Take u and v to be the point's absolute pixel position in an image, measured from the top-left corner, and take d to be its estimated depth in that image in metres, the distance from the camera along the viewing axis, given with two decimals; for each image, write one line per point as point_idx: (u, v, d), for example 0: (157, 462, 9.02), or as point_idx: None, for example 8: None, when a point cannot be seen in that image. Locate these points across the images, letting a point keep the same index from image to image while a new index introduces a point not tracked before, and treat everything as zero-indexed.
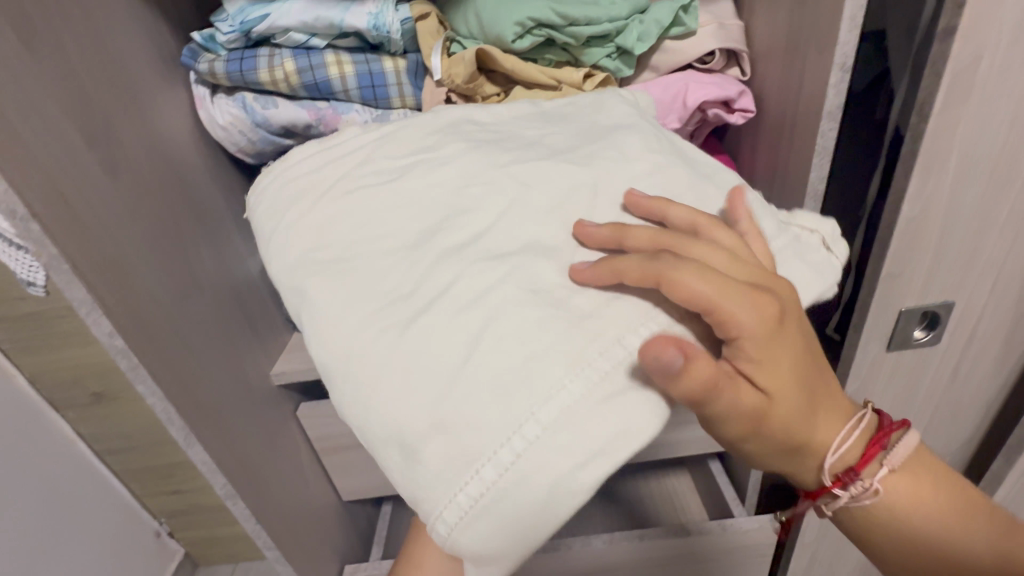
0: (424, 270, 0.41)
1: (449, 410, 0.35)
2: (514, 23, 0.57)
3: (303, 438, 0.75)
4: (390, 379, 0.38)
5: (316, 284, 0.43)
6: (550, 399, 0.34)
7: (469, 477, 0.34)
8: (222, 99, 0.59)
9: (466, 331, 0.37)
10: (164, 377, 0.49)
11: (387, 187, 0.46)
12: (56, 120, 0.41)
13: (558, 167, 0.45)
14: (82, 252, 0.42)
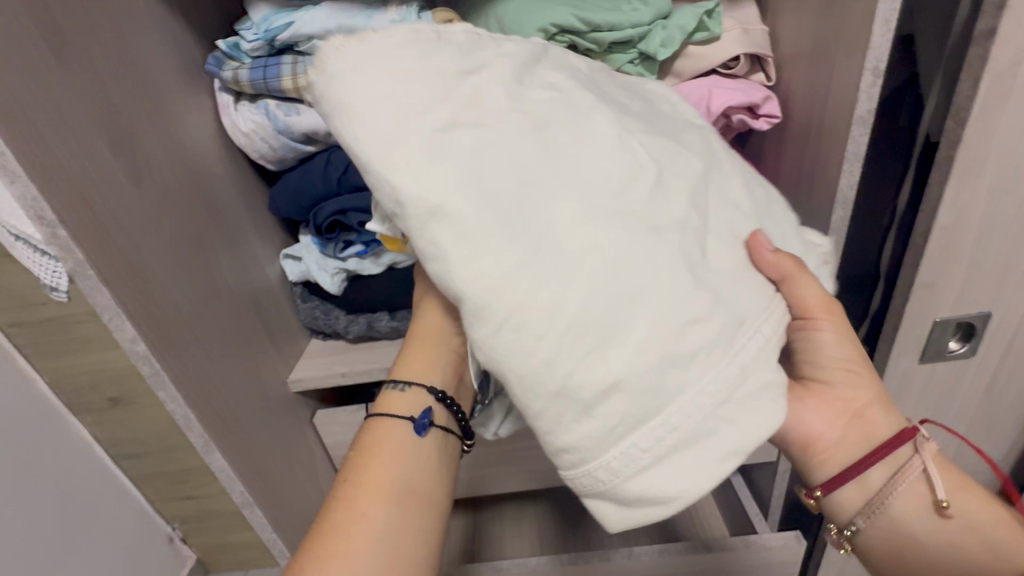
0: (593, 242, 0.35)
1: (623, 372, 0.34)
2: (536, 29, 0.56)
3: (319, 444, 0.74)
4: (533, 298, 0.34)
5: (446, 228, 0.35)
6: (697, 326, 0.35)
7: (647, 450, 0.35)
8: (245, 106, 0.59)
9: (652, 309, 0.34)
10: (184, 383, 0.49)
11: (524, 138, 0.36)
12: (84, 127, 0.41)
13: (676, 152, 0.40)
14: (107, 257, 0.42)
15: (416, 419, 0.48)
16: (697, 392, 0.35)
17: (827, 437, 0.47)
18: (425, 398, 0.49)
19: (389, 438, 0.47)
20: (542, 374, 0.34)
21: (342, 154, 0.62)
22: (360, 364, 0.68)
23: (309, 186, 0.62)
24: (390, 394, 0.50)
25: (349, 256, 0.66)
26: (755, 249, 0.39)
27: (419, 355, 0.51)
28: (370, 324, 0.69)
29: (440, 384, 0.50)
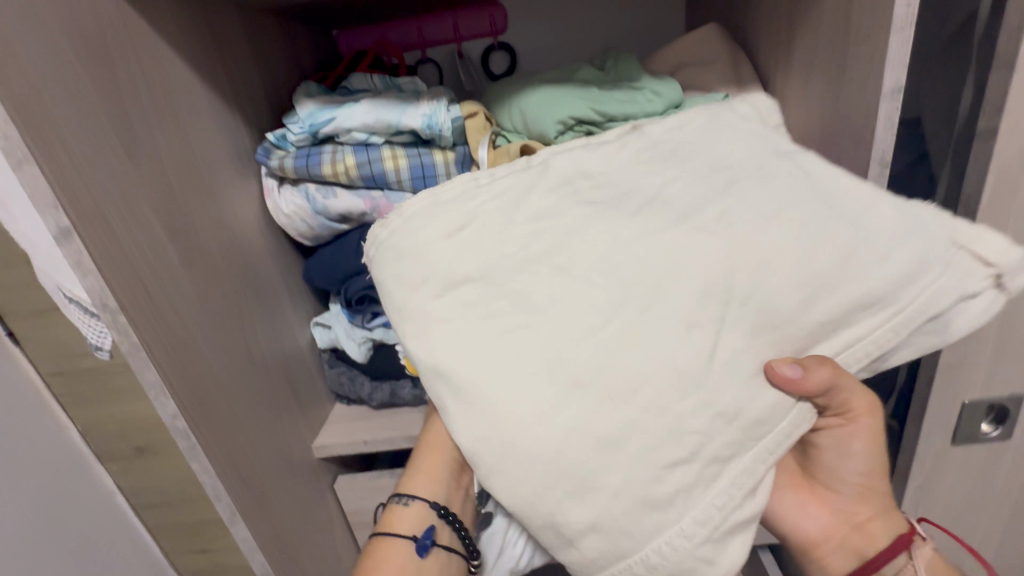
0: (584, 376, 0.39)
1: (608, 489, 0.38)
2: (555, 120, 0.61)
3: (338, 510, 0.74)
4: (526, 422, 0.39)
5: (457, 365, 0.42)
6: (676, 469, 0.39)
7: (631, 556, 0.39)
8: (288, 190, 0.65)
9: (638, 434, 0.38)
10: (217, 456, 0.51)
11: (521, 286, 0.43)
12: (148, 220, 0.46)
13: (696, 244, 0.41)
14: (158, 339, 0.45)
15: (418, 539, 0.52)
16: (672, 534, 0.39)
17: (821, 539, 0.49)
18: (426, 513, 0.54)
19: (393, 558, 0.52)
20: (533, 505, 0.40)
21: None
22: (383, 431, 0.69)
23: (344, 260, 0.67)
24: (396, 509, 0.55)
25: (377, 326, 0.69)
26: (784, 385, 0.40)
27: (423, 472, 0.56)
28: (393, 390, 0.72)
29: (443, 499, 0.55)
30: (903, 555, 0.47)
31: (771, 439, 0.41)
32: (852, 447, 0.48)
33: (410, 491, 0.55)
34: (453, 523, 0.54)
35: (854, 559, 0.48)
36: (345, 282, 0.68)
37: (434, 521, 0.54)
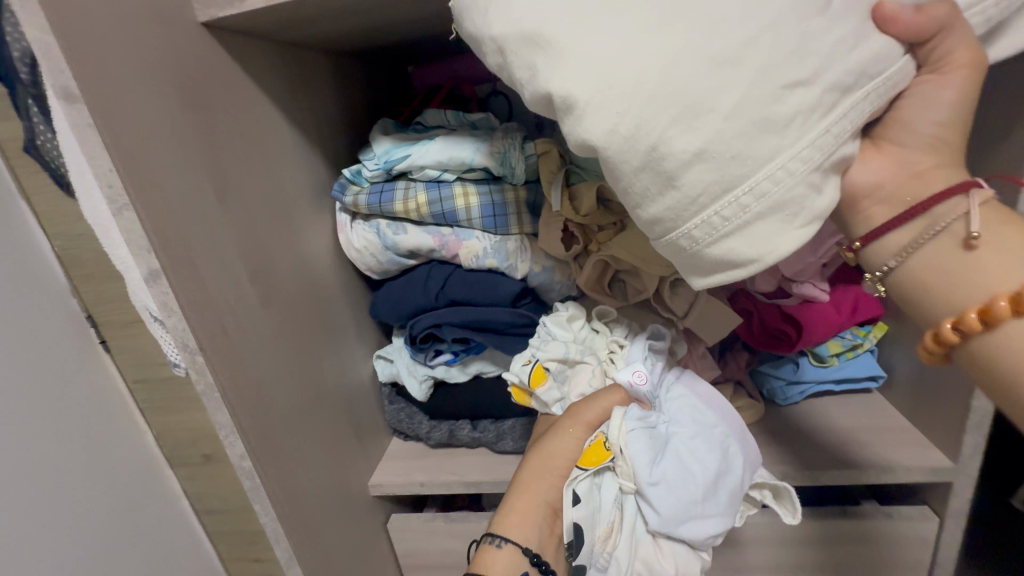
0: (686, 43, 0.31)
1: (699, 117, 0.31)
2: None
3: (389, 550, 0.72)
4: (611, 47, 0.32)
5: (528, 8, 0.34)
6: (796, 90, 0.30)
7: (725, 199, 0.32)
8: (360, 225, 0.65)
9: (749, 53, 0.31)
10: (279, 497, 0.50)
11: (617, 10, 0.32)
12: (233, 261, 0.46)
13: None
14: (232, 380, 0.45)
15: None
16: (789, 157, 0.31)
17: (879, 198, 0.36)
18: (518, 560, 0.50)
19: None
20: (632, 138, 0.33)
21: (443, 268, 0.66)
22: (441, 474, 0.67)
23: (410, 298, 0.66)
24: (489, 551, 0.51)
25: (438, 364, 0.67)
26: (882, 27, 0.32)
27: (520, 509, 0.52)
28: (452, 432, 0.69)
29: (535, 545, 0.51)
30: (960, 206, 0.35)
31: (877, 85, 0.32)
32: (934, 106, 0.34)
33: (504, 534, 0.52)
34: (546, 569, 0.51)
35: (923, 229, 0.36)
36: (411, 319, 0.67)
37: (526, 568, 0.50)
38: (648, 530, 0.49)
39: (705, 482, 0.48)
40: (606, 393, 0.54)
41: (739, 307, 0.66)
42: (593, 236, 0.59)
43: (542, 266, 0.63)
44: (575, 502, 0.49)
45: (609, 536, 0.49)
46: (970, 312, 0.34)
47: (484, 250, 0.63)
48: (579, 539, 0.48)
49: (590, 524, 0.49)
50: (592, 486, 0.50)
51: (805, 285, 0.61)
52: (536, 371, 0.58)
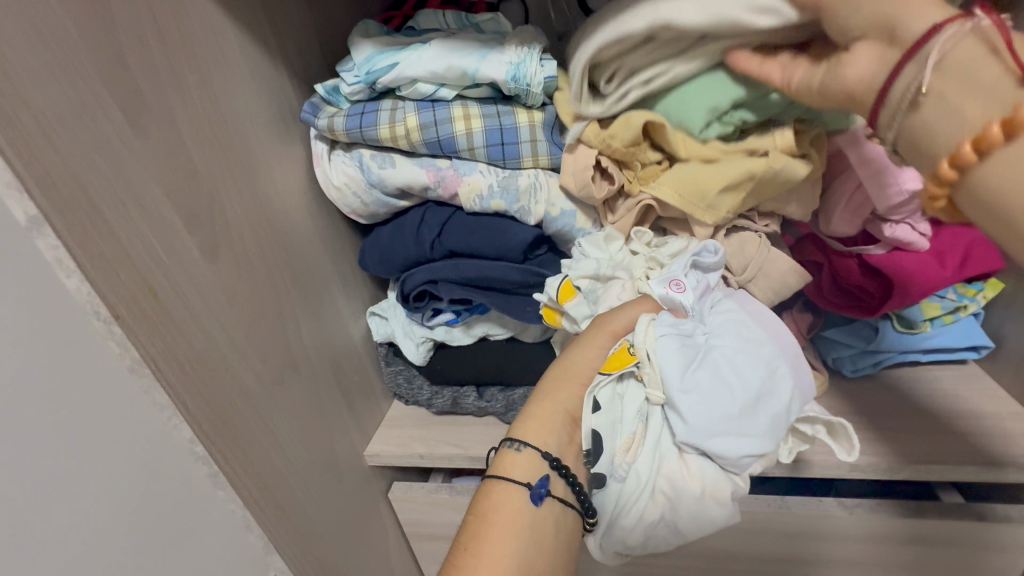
0: None
1: None
2: (704, 111, 0.44)
3: (392, 519, 0.67)
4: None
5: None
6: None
7: None
8: (339, 157, 0.53)
9: None
10: (246, 479, 0.43)
11: None
12: (159, 205, 0.36)
13: None
14: (171, 353, 0.37)
15: (533, 487, 0.39)
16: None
17: (866, 87, 0.33)
18: (540, 464, 0.40)
19: (508, 507, 0.39)
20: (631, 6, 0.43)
21: (440, 211, 0.54)
22: (443, 446, 0.59)
23: (401, 248, 0.55)
24: (506, 452, 0.41)
25: (437, 325, 0.58)
26: None
27: (543, 408, 0.42)
28: (456, 399, 0.61)
29: (556, 450, 0.41)
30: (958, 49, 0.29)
31: None
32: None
33: (523, 434, 0.42)
34: (570, 476, 0.40)
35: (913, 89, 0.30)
36: (404, 273, 0.56)
37: (548, 472, 0.40)
38: (676, 445, 0.39)
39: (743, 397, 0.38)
40: (637, 302, 0.45)
41: (804, 258, 0.55)
42: (632, 172, 0.49)
43: (561, 209, 0.51)
44: (594, 409, 0.40)
45: (630, 447, 0.39)
46: (964, 145, 0.28)
47: (489, 188, 0.51)
48: (598, 447, 0.39)
49: (610, 433, 0.40)
50: (615, 393, 0.41)
51: (900, 226, 0.48)
52: (562, 288, 0.49)
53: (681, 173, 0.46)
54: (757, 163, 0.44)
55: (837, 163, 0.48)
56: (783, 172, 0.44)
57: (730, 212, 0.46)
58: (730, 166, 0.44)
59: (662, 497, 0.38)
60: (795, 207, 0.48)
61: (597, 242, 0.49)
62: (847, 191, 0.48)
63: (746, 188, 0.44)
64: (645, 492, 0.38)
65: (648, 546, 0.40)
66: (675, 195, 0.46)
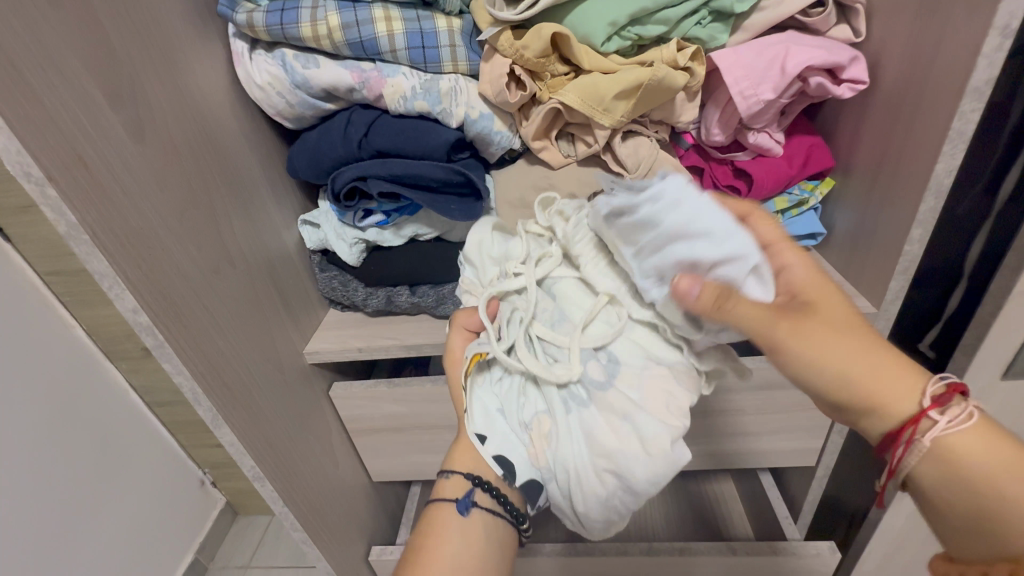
0: None
1: None
2: (606, 24, 0.51)
3: (334, 418, 0.72)
4: None
5: None
6: None
7: None
8: (261, 56, 0.54)
9: None
10: (190, 355, 0.47)
11: None
12: (78, 74, 0.37)
13: None
14: (105, 222, 0.39)
15: (459, 500, 0.50)
16: None
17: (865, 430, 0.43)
18: (465, 484, 0.51)
19: (442, 520, 0.50)
20: None
21: (365, 113, 0.57)
22: (378, 339, 0.64)
23: (329, 149, 0.57)
24: (442, 480, 0.52)
25: (369, 226, 0.62)
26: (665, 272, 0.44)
27: (461, 447, 0.51)
28: (390, 297, 0.66)
29: (479, 471, 0.51)
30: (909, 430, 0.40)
31: None
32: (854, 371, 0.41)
33: (451, 464, 0.52)
34: (492, 492, 0.50)
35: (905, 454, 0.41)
36: (333, 175, 0.59)
37: (473, 488, 0.50)
38: (573, 439, 0.44)
39: (554, 376, 0.44)
40: (454, 323, 0.54)
41: (689, 166, 0.63)
42: (543, 81, 0.54)
43: (480, 112, 0.56)
44: (482, 440, 0.47)
45: (537, 454, 0.46)
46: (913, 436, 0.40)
47: (412, 90, 0.54)
48: (508, 466, 0.47)
49: (509, 452, 0.47)
50: (488, 414, 0.48)
51: (760, 134, 0.58)
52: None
53: (583, 79, 0.51)
54: (645, 71, 0.50)
55: (714, 79, 0.57)
56: (666, 79, 0.50)
57: (624, 116, 0.53)
58: (623, 73, 0.50)
59: (607, 473, 0.43)
60: (680, 114, 0.56)
61: (473, 255, 0.55)
62: (720, 102, 0.57)
63: (636, 95, 0.51)
64: (591, 474, 0.43)
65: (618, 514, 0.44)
66: (578, 100, 0.52)
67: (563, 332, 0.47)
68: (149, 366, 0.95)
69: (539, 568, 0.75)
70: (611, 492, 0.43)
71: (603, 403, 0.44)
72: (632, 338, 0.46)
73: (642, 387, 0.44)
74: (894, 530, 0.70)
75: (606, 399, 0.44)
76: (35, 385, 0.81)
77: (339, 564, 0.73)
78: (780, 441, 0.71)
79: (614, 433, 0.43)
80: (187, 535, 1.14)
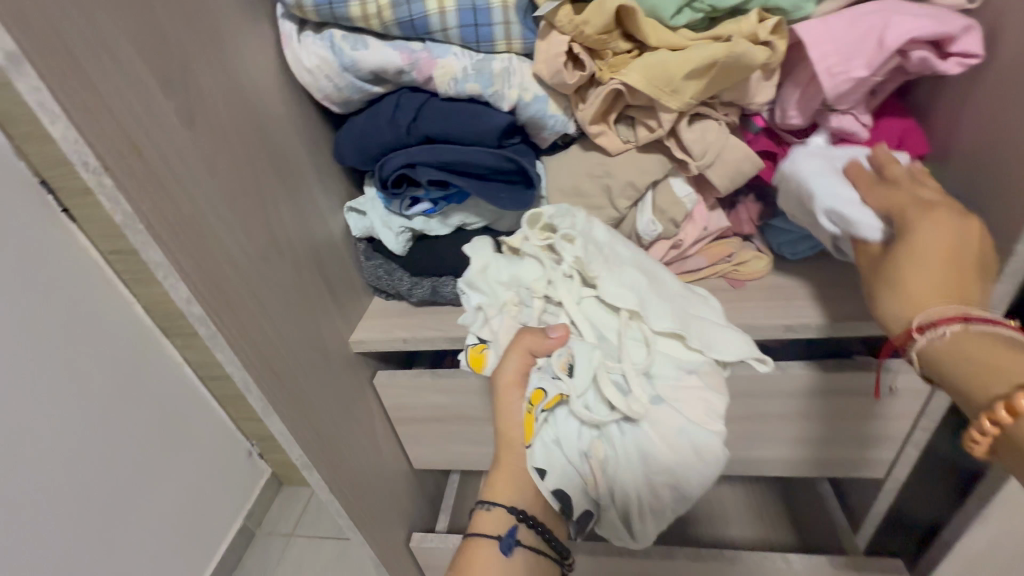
0: None
1: None
2: None
3: (377, 406, 0.72)
4: None
5: None
6: None
7: None
8: (309, 38, 0.52)
9: None
10: (241, 346, 0.47)
11: None
12: (130, 60, 0.36)
13: None
14: (159, 213, 0.38)
15: (503, 539, 0.51)
16: None
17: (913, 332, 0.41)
18: (508, 518, 0.52)
19: (483, 555, 0.51)
20: None
21: (414, 97, 0.55)
22: (423, 330, 0.63)
23: (377, 135, 0.56)
24: (481, 512, 0.52)
25: (415, 215, 0.60)
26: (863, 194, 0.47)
27: (502, 475, 0.52)
28: (435, 287, 0.64)
29: (522, 504, 0.52)
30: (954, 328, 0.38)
31: None
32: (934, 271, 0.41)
33: (493, 497, 0.52)
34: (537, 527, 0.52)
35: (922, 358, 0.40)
36: (379, 161, 0.57)
37: (516, 524, 0.52)
38: (630, 462, 0.47)
39: (627, 413, 0.45)
40: (517, 345, 0.49)
41: (761, 150, 0.58)
42: (604, 60, 0.50)
43: (534, 94, 0.52)
44: (541, 474, 0.49)
45: (596, 481, 0.48)
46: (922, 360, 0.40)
47: (463, 72, 0.52)
48: (564, 495, 0.49)
49: (567, 484, 0.49)
50: (546, 446, 0.49)
51: (845, 116, 0.52)
52: (474, 358, 0.53)
53: (649, 58, 0.47)
54: (720, 47, 0.45)
55: (794, 54, 0.51)
56: (744, 57, 0.45)
57: (693, 98, 0.48)
58: (695, 50, 0.46)
59: (666, 488, 0.46)
60: (753, 95, 0.51)
61: (480, 282, 0.54)
62: (800, 81, 0.51)
63: (709, 74, 0.46)
64: (649, 491, 0.47)
65: (663, 524, 0.49)
66: (643, 81, 0.47)
67: (612, 358, 0.49)
68: (201, 345, 0.98)
69: (579, 565, 0.73)
70: (669, 506, 0.47)
71: (655, 422, 0.46)
72: (664, 358, 0.49)
73: (679, 398, 0.47)
74: (973, 554, 0.63)
75: (659, 416, 0.46)
76: (100, 359, 0.86)
77: (380, 549, 0.74)
78: (844, 452, 0.66)
79: (671, 452, 0.46)
80: (237, 505, 1.19)
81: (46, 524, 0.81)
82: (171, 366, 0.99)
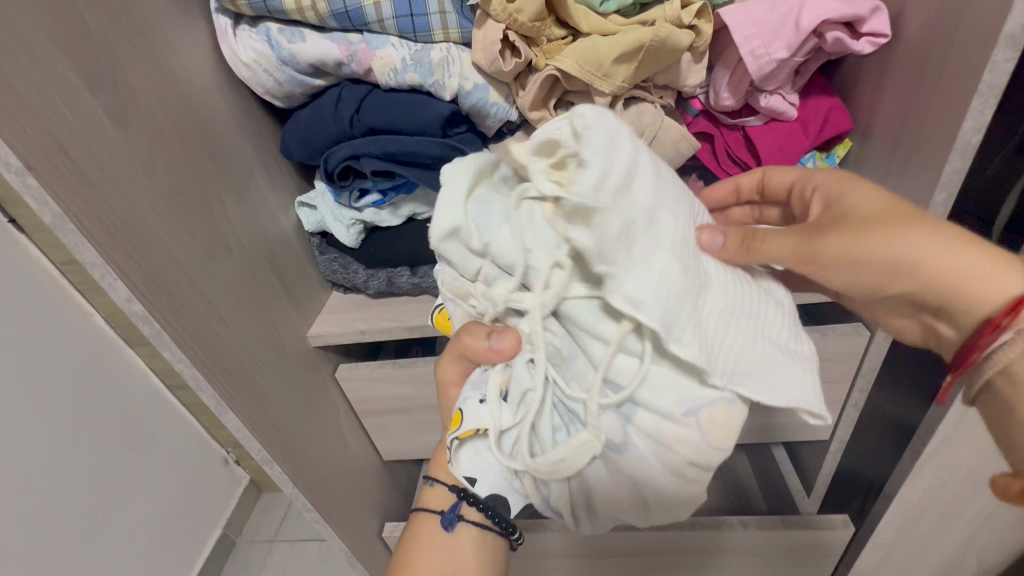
0: None
1: None
2: None
3: (342, 399, 0.72)
4: None
5: None
6: None
7: None
8: (245, 32, 0.52)
9: None
10: (189, 344, 0.47)
11: None
12: (51, 59, 0.36)
13: None
14: (93, 212, 0.38)
15: (443, 514, 0.49)
16: None
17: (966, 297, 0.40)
18: (449, 495, 0.51)
19: (426, 532, 0.50)
20: None
21: (356, 89, 0.55)
22: (380, 321, 0.64)
23: (321, 127, 0.56)
24: (427, 488, 0.52)
25: (365, 206, 0.61)
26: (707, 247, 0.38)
27: (446, 454, 0.52)
28: (390, 279, 0.65)
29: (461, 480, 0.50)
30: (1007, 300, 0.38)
31: None
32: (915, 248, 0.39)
33: (436, 471, 0.52)
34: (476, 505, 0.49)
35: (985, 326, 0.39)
36: (325, 155, 0.57)
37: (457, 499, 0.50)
38: (567, 493, 0.41)
39: (560, 456, 0.38)
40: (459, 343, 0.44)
41: (698, 133, 0.60)
42: (540, 47, 0.51)
43: (474, 82, 0.53)
44: (470, 481, 0.44)
45: (528, 490, 0.43)
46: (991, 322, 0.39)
47: (403, 62, 0.52)
48: (499, 500, 0.45)
49: (497, 489, 0.44)
50: (477, 454, 0.44)
51: (772, 96, 0.55)
52: (442, 322, 0.51)
53: (582, 43, 0.49)
54: (647, 31, 0.47)
55: (722, 38, 0.54)
56: (671, 39, 0.47)
57: (626, 82, 0.50)
58: (624, 34, 0.48)
59: (603, 518, 0.42)
60: (685, 77, 0.53)
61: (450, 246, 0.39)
62: (729, 64, 0.53)
63: (638, 57, 0.48)
64: (585, 514, 0.42)
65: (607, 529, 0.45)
66: (577, 65, 0.49)
67: (575, 382, 0.39)
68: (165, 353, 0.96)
69: (555, 543, 0.75)
70: (608, 523, 0.43)
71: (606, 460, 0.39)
72: (657, 381, 0.37)
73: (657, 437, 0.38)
74: (911, 506, 0.67)
75: (613, 458, 0.38)
76: (60, 373, 0.83)
77: (351, 541, 0.75)
78: (792, 416, 0.69)
79: (615, 490, 0.39)
80: (214, 510, 1.18)
81: (17, 538, 0.79)
82: (136, 375, 0.97)
